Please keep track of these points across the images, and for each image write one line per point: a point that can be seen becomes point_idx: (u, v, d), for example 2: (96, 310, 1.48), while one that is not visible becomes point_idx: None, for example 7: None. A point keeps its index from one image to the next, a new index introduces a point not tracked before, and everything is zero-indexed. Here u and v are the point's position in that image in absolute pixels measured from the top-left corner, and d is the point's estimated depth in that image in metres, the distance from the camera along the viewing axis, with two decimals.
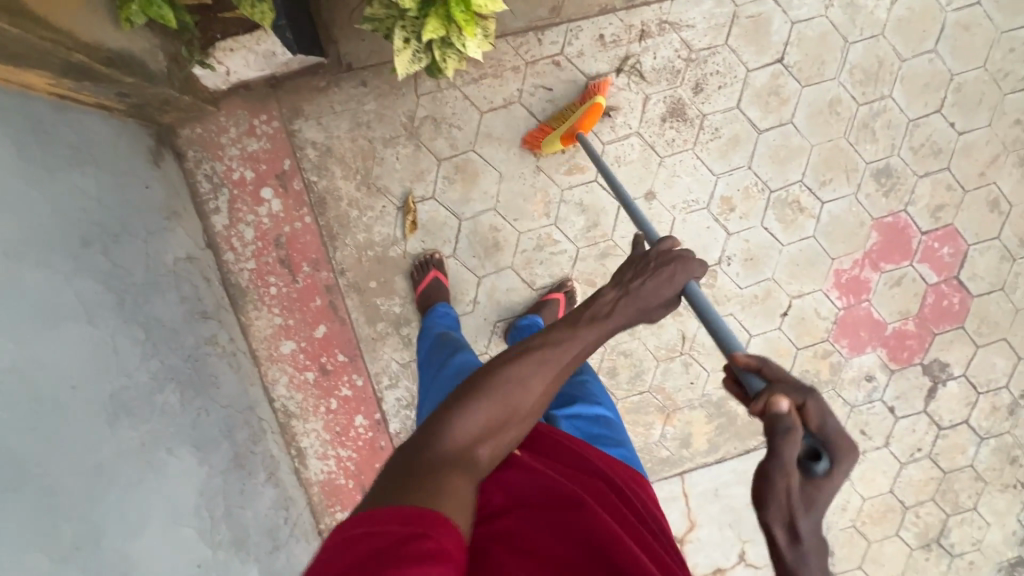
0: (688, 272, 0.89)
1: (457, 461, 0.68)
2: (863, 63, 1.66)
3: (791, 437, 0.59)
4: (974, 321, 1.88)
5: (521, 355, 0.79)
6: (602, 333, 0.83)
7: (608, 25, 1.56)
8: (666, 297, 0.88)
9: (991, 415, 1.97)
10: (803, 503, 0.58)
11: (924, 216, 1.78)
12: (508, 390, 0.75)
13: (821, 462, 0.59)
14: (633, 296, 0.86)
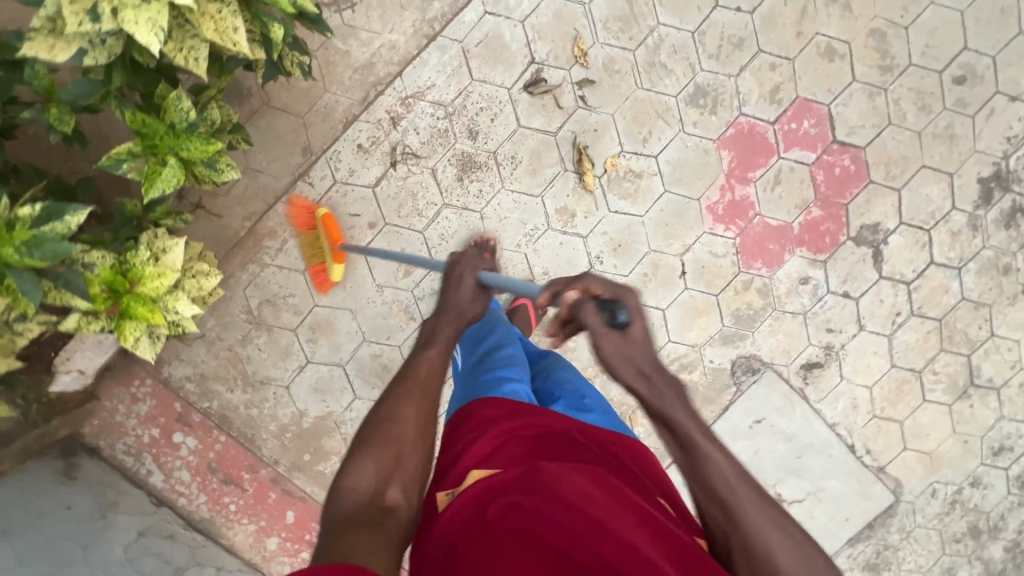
0: (471, 269, 1.14)
1: (367, 513, 0.77)
2: (613, 14, 1.56)
3: (585, 307, 0.86)
4: (880, 168, 1.72)
5: (390, 406, 0.91)
6: (429, 352, 1.01)
7: (360, 133, 1.55)
8: (472, 295, 1.12)
9: (956, 242, 1.80)
10: (630, 350, 0.84)
11: (765, 106, 1.65)
12: (387, 434, 0.87)
13: (622, 314, 0.85)
14: (450, 308, 1.09)
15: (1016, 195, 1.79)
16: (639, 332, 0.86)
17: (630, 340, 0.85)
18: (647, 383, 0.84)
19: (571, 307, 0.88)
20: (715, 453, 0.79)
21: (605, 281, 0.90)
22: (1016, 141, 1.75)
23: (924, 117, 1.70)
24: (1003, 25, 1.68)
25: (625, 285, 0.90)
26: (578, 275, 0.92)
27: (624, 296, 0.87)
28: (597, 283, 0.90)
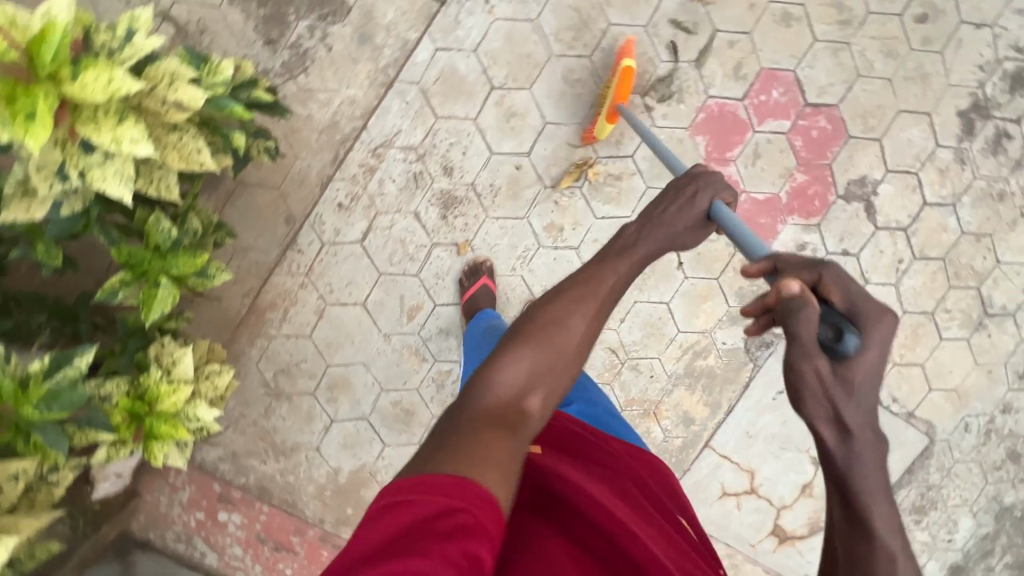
0: (712, 192, 0.98)
1: (505, 411, 0.72)
2: (562, 25, 1.55)
3: (806, 314, 0.62)
4: (858, 122, 1.70)
5: (569, 301, 0.83)
6: (637, 256, 0.91)
7: (338, 191, 1.56)
8: (689, 222, 0.97)
9: (946, 179, 1.78)
10: (836, 390, 0.60)
11: (732, 84, 1.64)
12: (551, 339, 0.79)
13: (850, 337, 0.63)
14: (654, 222, 0.95)
15: (998, 121, 1.76)
16: (867, 379, 0.61)
17: (849, 387, 0.60)
18: (843, 446, 0.61)
19: (782, 307, 0.65)
20: (893, 540, 0.61)
21: (848, 289, 0.66)
22: (989, 68, 1.72)
23: (892, 63, 1.68)
24: None
25: (883, 304, 0.64)
26: (823, 262, 0.69)
27: (862, 319, 0.63)
28: (831, 289, 0.67)
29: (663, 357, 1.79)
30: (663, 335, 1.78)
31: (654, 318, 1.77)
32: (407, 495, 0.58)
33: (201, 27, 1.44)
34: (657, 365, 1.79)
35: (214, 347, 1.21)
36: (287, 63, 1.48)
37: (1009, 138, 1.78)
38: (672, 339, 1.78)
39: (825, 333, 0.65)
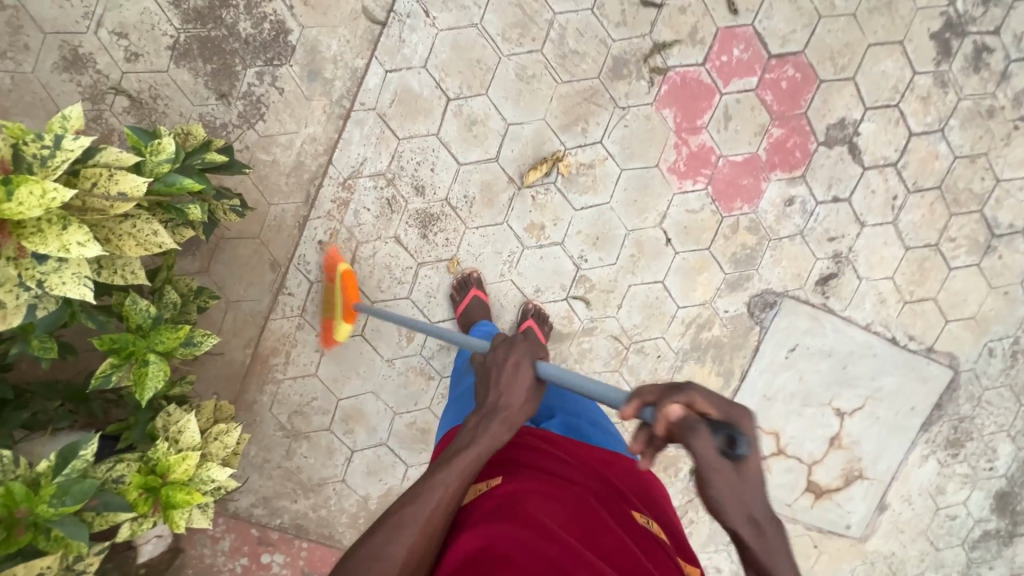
0: (532, 354, 0.80)
1: None
2: (507, 23, 1.52)
3: (699, 436, 0.61)
4: (827, 64, 1.65)
5: (389, 525, 0.67)
6: (472, 451, 0.72)
7: (317, 229, 1.57)
8: (525, 397, 0.77)
9: (929, 105, 1.72)
10: (744, 491, 0.62)
11: (690, 51, 1.59)
12: (370, 571, 0.64)
13: (741, 446, 0.61)
14: (489, 410, 0.76)
15: (975, 36, 1.69)
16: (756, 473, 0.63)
17: (748, 484, 0.62)
18: (755, 533, 0.63)
19: (678, 433, 0.62)
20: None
21: (716, 400, 0.63)
22: None
23: None
24: None
25: (739, 404, 0.65)
26: (684, 385, 0.65)
27: (738, 422, 0.63)
28: (705, 403, 0.63)
29: (668, 336, 1.74)
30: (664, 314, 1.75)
31: (651, 299, 1.72)
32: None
33: (154, 94, 1.46)
34: (664, 345, 1.75)
35: (220, 405, 1.24)
36: (243, 114, 1.49)
37: (989, 52, 1.70)
38: (673, 316, 1.74)
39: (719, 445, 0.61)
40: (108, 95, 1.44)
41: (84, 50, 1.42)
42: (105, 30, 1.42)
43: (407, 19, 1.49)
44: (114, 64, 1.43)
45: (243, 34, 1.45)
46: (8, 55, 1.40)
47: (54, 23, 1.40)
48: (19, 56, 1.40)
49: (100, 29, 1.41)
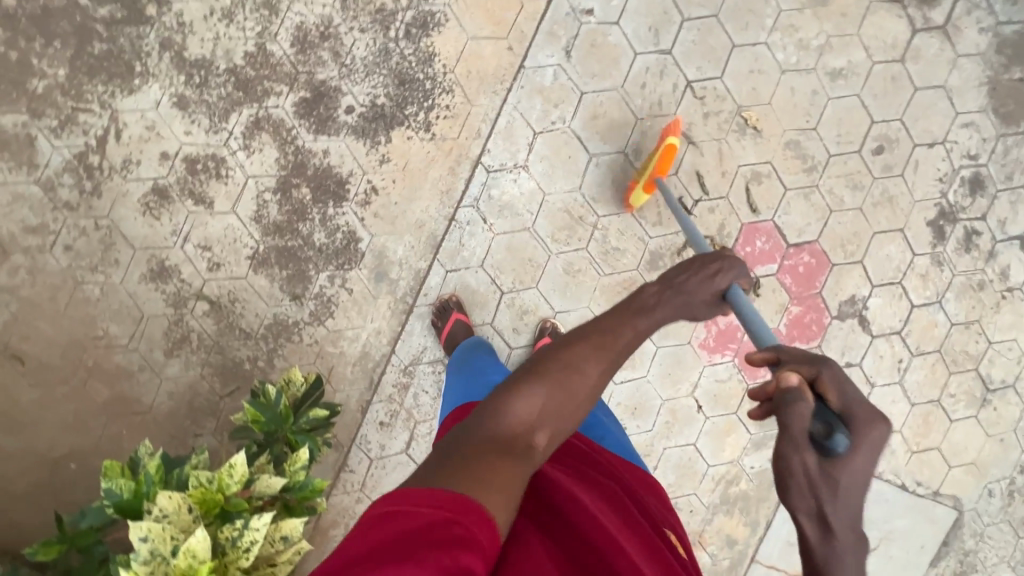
0: (733, 274, 1.02)
1: (511, 444, 0.71)
2: (556, 226, 1.67)
3: (803, 401, 0.64)
4: (838, 250, 1.84)
5: (589, 349, 0.84)
6: (639, 320, 0.91)
7: (378, 412, 1.67)
8: (709, 297, 1.00)
9: (927, 281, 1.91)
10: (823, 487, 0.59)
11: (718, 243, 1.76)
12: (568, 386, 0.79)
13: (839, 438, 0.60)
14: (673, 287, 0.98)
15: (965, 221, 1.90)
16: (857, 482, 0.60)
17: (831, 475, 0.59)
18: (822, 532, 0.59)
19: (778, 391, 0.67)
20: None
21: (844, 388, 0.66)
22: (948, 179, 1.86)
23: (859, 195, 1.82)
24: (898, 90, 1.79)
25: (882, 415, 0.63)
26: (823, 360, 0.69)
27: (856, 423, 0.62)
28: (827, 384, 0.67)
29: (699, 492, 1.86)
30: (696, 472, 1.86)
31: (685, 460, 1.85)
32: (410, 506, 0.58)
33: (232, 297, 1.57)
34: (695, 501, 1.86)
35: None
36: (314, 312, 1.61)
37: (977, 235, 1.91)
38: (704, 476, 1.86)
39: (814, 427, 0.63)
40: (190, 301, 1.56)
41: (170, 262, 1.53)
42: (190, 244, 1.53)
43: (466, 226, 1.63)
44: (196, 273, 1.55)
45: (317, 243, 1.58)
46: (100, 269, 1.51)
47: (143, 239, 1.51)
48: (109, 269, 1.51)
49: (186, 243, 1.53)
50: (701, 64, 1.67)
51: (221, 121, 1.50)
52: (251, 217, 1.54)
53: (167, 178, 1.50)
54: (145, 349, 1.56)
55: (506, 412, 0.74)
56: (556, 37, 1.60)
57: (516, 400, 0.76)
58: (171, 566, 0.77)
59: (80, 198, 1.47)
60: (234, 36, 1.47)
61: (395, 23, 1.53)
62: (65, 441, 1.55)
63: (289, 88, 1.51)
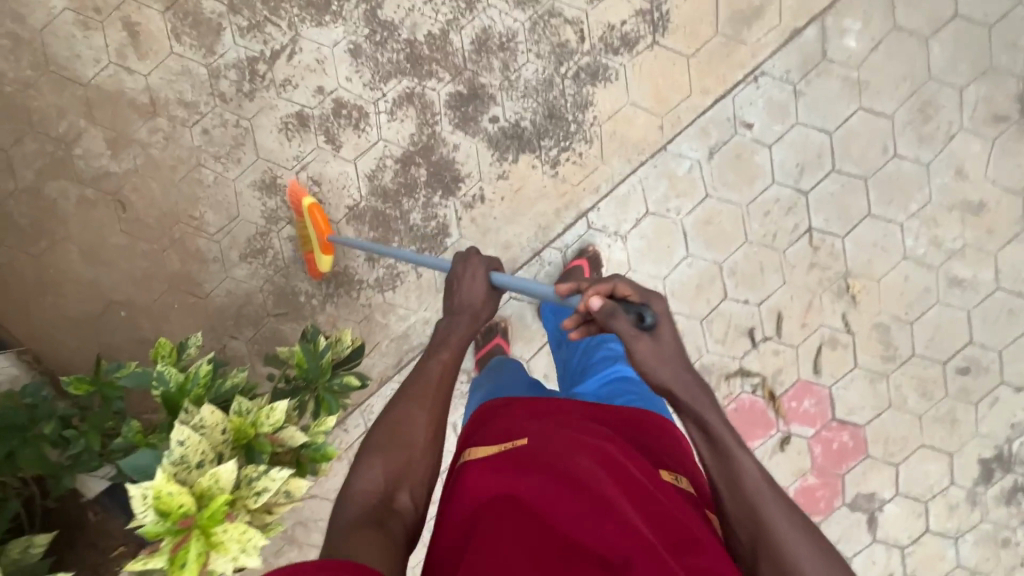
0: (489, 262, 1.09)
1: (373, 515, 0.80)
2: None
3: (615, 313, 0.85)
4: (879, 444, 1.79)
5: (404, 399, 0.92)
6: (443, 349, 0.98)
7: (392, 390, 1.73)
8: (482, 293, 1.05)
9: (954, 513, 1.84)
10: (664, 361, 0.84)
11: (767, 385, 1.75)
12: (398, 440, 0.88)
13: (647, 316, 0.85)
14: (454, 302, 1.05)
15: (1017, 474, 1.82)
16: (669, 339, 0.86)
17: (656, 349, 0.85)
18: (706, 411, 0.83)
19: (603, 314, 0.86)
20: (747, 460, 0.80)
21: (632, 284, 0.89)
22: (1019, 427, 1.79)
23: (924, 403, 1.77)
24: (1011, 323, 1.73)
25: (652, 291, 0.89)
26: (610, 276, 0.90)
27: (647, 302, 0.87)
28: (622, 288, 0.89)
29: None
30: None
31: None
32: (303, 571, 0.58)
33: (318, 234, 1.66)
34: None
35: None
36: (379, 278, 1.68)
37: None
38: None
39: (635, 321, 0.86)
40: (282, 222, 1.66)
41: (281, 181, 1.64)
42: (306, 174, 1.63)
43: (546, 265, 1.67)
44: (298, 200, 1.65)
45: (411, 221, 1.65)
46: (222, 160, 1.63)
47: (269, 152, 1.62)
48: (229, 165, 1.63)
49: (302, 172, 1.63)
50: (830, 217, 1.66)
51: (380, 81, 1.59)
52: (366, 173, 1.63)
53: (313, 109, 1.60)
54: (225, 244, 1.67)
55: (352, 488, 0.84)
56: (707, 135, 1.62)
57: (358, 479, 0.85)
58: (193, 475, 0.83)
59: (235, 95, 1.59)
60: (426, 15, 1.56)
61: (569, 61, 1.58)
62: (126, 290, 1.67)
63: (451, 78, 1.59)
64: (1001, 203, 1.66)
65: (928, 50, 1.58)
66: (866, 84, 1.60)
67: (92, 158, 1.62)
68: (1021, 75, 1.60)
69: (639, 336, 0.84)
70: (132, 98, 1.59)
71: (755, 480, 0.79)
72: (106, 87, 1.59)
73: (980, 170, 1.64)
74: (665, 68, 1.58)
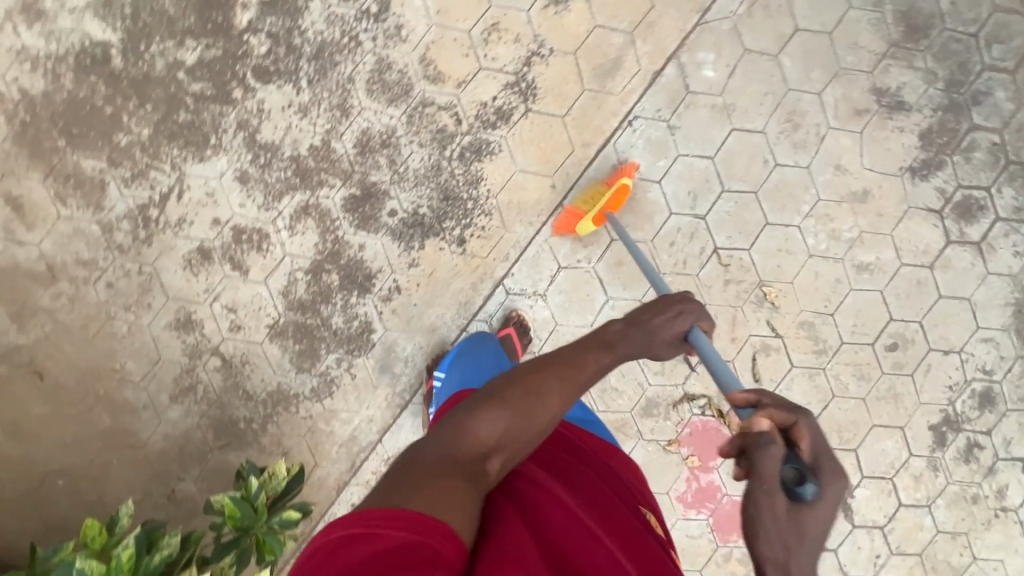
0: (698, 317, 0.95)
1: (470, 469, 0.70)
2: None
3: (772, 450, 0.62)
4: (833, 435, 1.84)
5: (549, 375, 0.83)
6: (605, 353, 0.89)
7: (352, 494, 1.71)
8: (672, 336, 0.93)
9: (920, 483, 1.89)
10: (791, 534, 0.59)
11: (715, 404, 1.79)
12: (527, 411, 0.79)
13: (809, 485, 0.61)
14: (638, 323, 0.92)
15: (969, 432, 1.88)
16: (821, 529, 0.60)
17: (796, 527, 0.59)
18: None
19: (752, 442, 0.63)
20: None
21: (816, 440, 0.66)
22: (958, 388, 1.86)
23: (864, 386, 1.83)
24: (922, 294, 1.81)
25: (838, 468, 0.64)
26: (799, 409, 0.67)
27: (819, 471, 0.63)
28: (803, 436, 0.66)
29: None
30: None
31: None
32: (378, 527, 0.55)
33: (244, 359, 1.66)
34: None
35: None
36: (315, 387, 1.68)
37: (979, 448, 1.89)
38: None
39: (786, 475, 0.62)
40: (206, 355, 1.65)
41: (196, 316, 1.63)
42: (219, 303, 1.63)
43: None
44: (218, 330, 1.64)
45: (334, 326, 1.66)
46: (132, 309, 1.62)
47: (178, 290, 1.62)
48: (140, 311, 1.62)
49: (215, 302, 1.63)
50: (731, 234, 1.73)
51: (274, 200, 1.61)
52: (280, 290, 1.64)
53: (213, 241, 1.61)
54: (153, 389, 1.65)
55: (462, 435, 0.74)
56: (599, 185, 1.68)
57: (470, 423, 0.76)
58: None
59: (132, 243, 1.59)
60: (304, 129, 1.59)
61: (452, 144, 1.63)
62: (60, 456, 1.64)
63: (342, 183, 1.62)
64: (884, 187, 1.75)
65: (780, 65, 1.68)
66: (733, 106, 1.68)
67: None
68: (870, 70, 1.71)
69: (780, 491, 0.61)
70: (28, 268, 1.58)
71: None
72: (0, 263, 1.58)
73: (856, 162, 1.74)
74: (543, 132, 1.65)
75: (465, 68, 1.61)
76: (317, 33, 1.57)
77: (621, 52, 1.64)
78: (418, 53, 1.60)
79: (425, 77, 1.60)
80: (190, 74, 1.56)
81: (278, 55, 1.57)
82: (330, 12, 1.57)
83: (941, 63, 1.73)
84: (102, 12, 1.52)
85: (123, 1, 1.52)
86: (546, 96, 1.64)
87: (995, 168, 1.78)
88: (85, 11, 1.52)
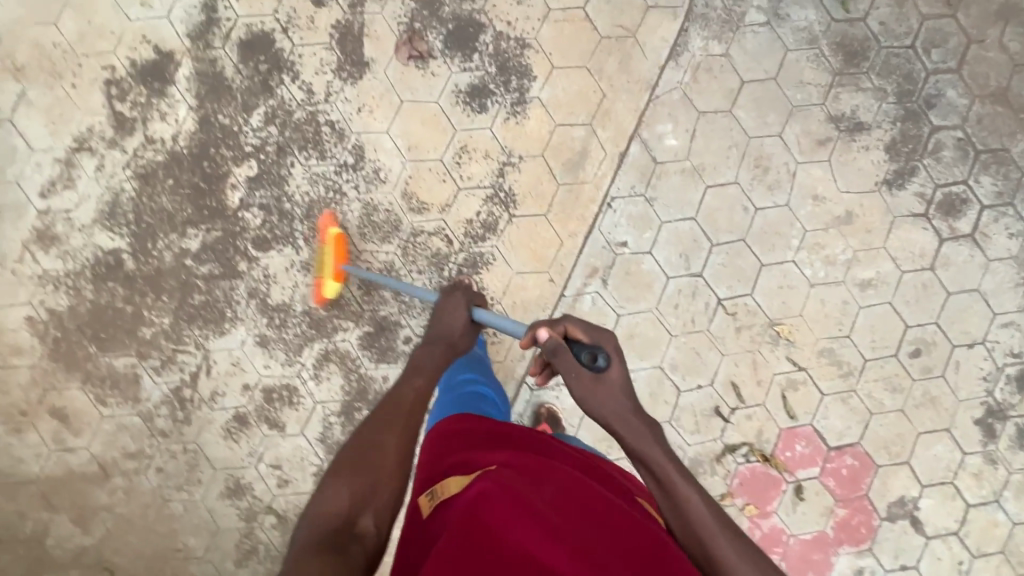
0: (468, 304, 1.28)
1: (339, 538, 0.77)
2: (597, 436, 1.76)
3: (559, 349, 0.95)
4: (882, 452, 1.84)
5: (382, 429, 0.95)
6: (418, 380, 1.07)
7: None
8: (462, 327, 1.25)
9: (982, 479, 1.86)
10: (601, 391, 0.92)
11: (757, 449, 1.80)
12: (371, 464, 0.89)
13: (601, 359, 0.93)
14: (429, 341, 1.20)
15: (1016, 417, 1.87)
16: (616, 379, 0.93)
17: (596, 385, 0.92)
18: (626, 427, 0.91)
19: (548, 349, 0.96)
20: (673, 473, 0.88)
21: (587, 327, 0.97)
22: (992, 377, 1.86)
23: (899, 397, 1.83)
24: (931, 296, 1.83)
25: (608, 332, 0.97)
26: (563, 317, 0.99)
27: (600, 344, 0.95)
28: (574, 330, 0.98)
29: None
30: None
31: None
32: None
33: (297, 511, 1.71)
34: None
35: None
36: None
37: None
38: None
39: (586, 359, 0.94)
40: (260, 515, 1.70)
41: (244, 480, 1.69)
42: (264, 464, 1.69)
43: None
44: (267, 489, 1.70)
45: None
46: (184, 487, 1.68)
47: (223, 460, 1.69)
48: (192, 487, 1.68)
49: (260, 463, 1.69)
50: (731, 283, 1.78)
51: (295, 355, 1.69)
52: (318, 437, 1.70)
53: (247, 406, 1.68)
54: (218, 559, 1.70)
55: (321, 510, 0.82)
56: (594, 268, 1.75)
57: (323, 498, 0.84)
58: None
59: (173, 425, 1.67)
60: (310, 283, 1.68)
61: (448, 264, 1.71)
62: None
63: (355, 324, 1.70)
64: (865, 205, 1.80)
65: (737, 118, 1.76)
66: (702, 166, 1.76)
67: (66, 541, 1.66)
68: (822, 101, 1.78)
69: (585, 370, 0.93)
70: (82, 472, 1.66)
71: (680, 484, 0.87)
72: (56, 473, 1.66)
73: (833, 188, 1.79)
74: (531, 232, 1.73)
75: (445, 192, 1.71)
76: (303, 195, 1.67)
77: (585, 143, 1.73)
78: (399, 190, 1.70)
79: (411, 210, 1.70)
80: (197, 259, 1.66)
81: (273, 222, 1.67)
82: (311, 173, 1.67)
83: (887, 78, 1.80)
84: (109, 223, 1.64)
85: (125, 209, 1.64)
86: (525, 200, 1.73)
87: (967, 161, 1.83)
88: (93, 225, 1.64)
